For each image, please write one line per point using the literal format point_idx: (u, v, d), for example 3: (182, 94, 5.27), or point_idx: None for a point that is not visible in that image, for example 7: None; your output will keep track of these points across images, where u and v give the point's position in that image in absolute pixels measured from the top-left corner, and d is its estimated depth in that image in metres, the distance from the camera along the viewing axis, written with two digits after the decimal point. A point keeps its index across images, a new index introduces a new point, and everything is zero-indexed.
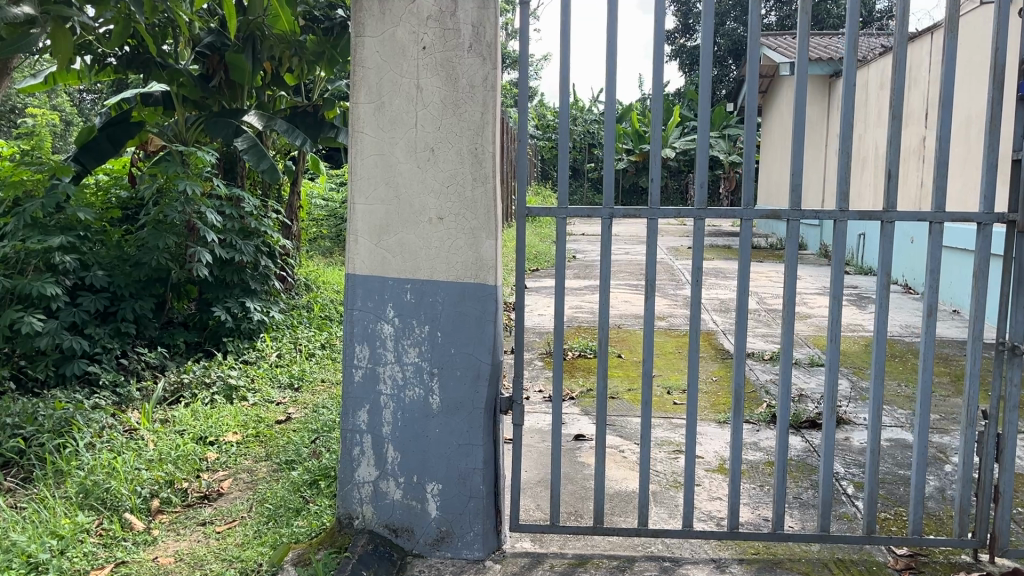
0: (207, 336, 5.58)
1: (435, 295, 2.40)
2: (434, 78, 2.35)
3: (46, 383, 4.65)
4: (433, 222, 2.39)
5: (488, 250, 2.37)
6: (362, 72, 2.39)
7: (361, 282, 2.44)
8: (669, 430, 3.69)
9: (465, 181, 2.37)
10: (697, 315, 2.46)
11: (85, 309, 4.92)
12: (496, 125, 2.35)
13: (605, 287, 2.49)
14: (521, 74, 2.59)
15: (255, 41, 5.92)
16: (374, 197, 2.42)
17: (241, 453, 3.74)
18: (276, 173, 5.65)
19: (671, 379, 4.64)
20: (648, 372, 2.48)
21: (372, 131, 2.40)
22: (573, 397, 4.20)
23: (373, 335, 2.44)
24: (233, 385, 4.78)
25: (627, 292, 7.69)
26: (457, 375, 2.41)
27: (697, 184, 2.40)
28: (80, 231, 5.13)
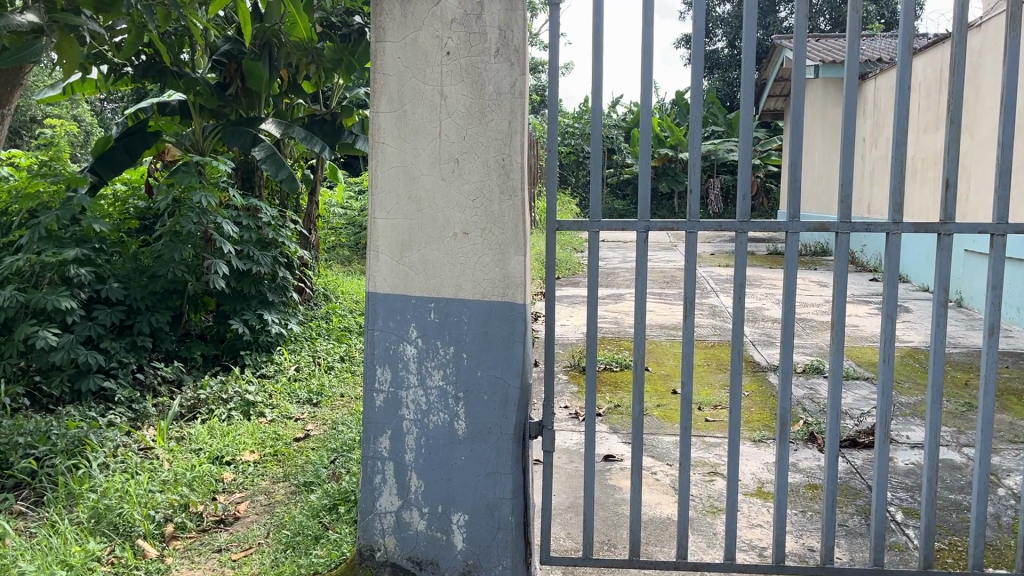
0: (225, 349, 5.48)
1: (460, 314, 2.27)
2: (458, 85, 2.22)
3: (62, 400, 4.57)
4: (459, 238, 2.26)
5: (517, 267, 2.24)
6: (383, 80, 2.26)
7: (383, 300, 2.31)
8: (703, 449, 3.54)
9: (492, 194, 2.23)
10: (739, 334, 2.31)
11: (100, 323, 4.84)
12: (525, 134, 2.21)
13: (641, 304, 2.34)
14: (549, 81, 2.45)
15: (272, 48, 5.87)
16: (396, 211, 2.29)
17: (258, 473, 3.63)
18: (295, 182, 5.54)
19: (702, 394, 4.48)
20: (687, 395, 2.34)
21: (393, 142, 2.28)
22: (601, 414, 4.06)
23: (395, 357, 2.30)
24: (250, 401, 4.66)
25: (651, 301, 7.53)
26: (483, 400, 2.27)
27: (740, 195, 2.25)
28: (95, 243, 5.05)
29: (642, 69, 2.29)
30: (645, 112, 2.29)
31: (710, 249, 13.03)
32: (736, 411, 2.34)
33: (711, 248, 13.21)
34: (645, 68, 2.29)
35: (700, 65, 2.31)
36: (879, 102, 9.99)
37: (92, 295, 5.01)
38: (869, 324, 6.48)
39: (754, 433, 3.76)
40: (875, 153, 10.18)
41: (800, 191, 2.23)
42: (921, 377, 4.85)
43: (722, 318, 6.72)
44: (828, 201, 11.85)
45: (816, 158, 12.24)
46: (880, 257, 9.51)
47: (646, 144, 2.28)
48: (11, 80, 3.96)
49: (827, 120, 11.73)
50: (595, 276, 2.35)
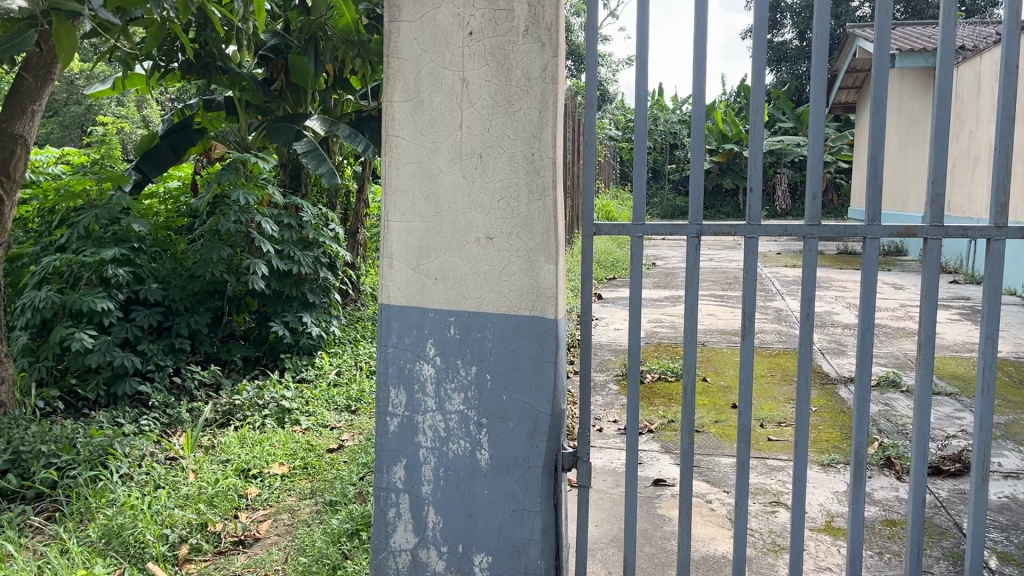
0: (266, 351, 5.34)
1: (483, 329, 2.00)
2: (481, 69, 1.95)
3: (97, 403, 4.46)
4: (482, 243, 1.99)
5: (547, 276, 1.95)
6: (398, 65, 2.01)
7: (397, 313, 2.06)
8: (764, 474, 3.20)
9: (520, 194, 1.96)
10: (808, 355, 1.99)
11: (138, 324, 4.72)
12: (557, 124, 1.93)
13: (692, 318, 2.03)
14: (591, 65, 2.14)
15: (317, 43, 5.68)
16: (413, 213, 2.03)
17: (286, 488, 3.42)
18: (337, 178, 5.33)
19: (764, 409, 4.12)
20: (746, 425, 2.02)
21: (409, 136, 2.02)
22: (653, 431, 3.74)
23: (411, 377, 2.05)
24: (286, 408, 4.48)
25: (710, 303, 7.14)
26: (510, 428, 2.00)
27: (809, 195, 1.93)
28: (135, 243, 4.94)
29: (695, 51, 1.99)
30: (698, 100, 1.99)
31: (775, 248, 12.50)
32: (803, 444, 2.02)
33: (775, 247, 12.67)
34: (699, 49, 1.99)
35: (763, 45, 1.99)
36: (962, 93, 9.34)
37: (130, 296, 4.90)
38: (950, 331, 5.99)
39: (822, 456, 3.40)
40: (957, 146, 9.51)
41: (880, 190, 1.90)
42: (1011, 393, 4.40)
43: (787, 323, 6.30)
44: (903, 198, 11.19)
45: (891, 152, 11.57)
46: (960, 258, 8.91)
47: (699, 136, 1.98)
48: (43, 74, 3.82)
49: (905, 111, 11.08)
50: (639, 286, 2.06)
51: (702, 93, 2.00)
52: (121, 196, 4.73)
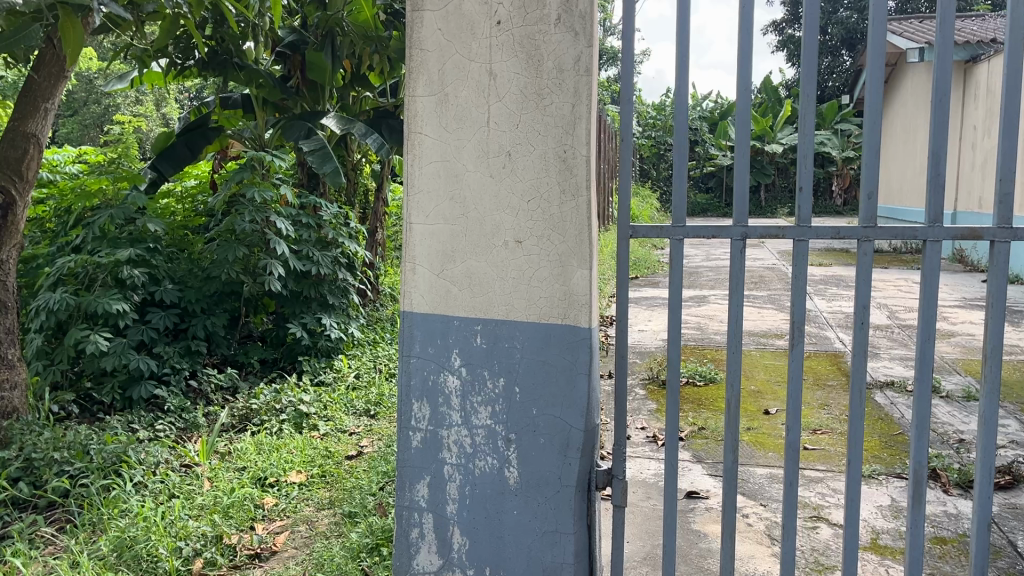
0: (283, 353, 5.24)
1: (512, 339, 1.87)
2: (509, 60, 1.82)
3: (113, 407, 4.38)
4: (511, 247, 1.86)
5: (581, 282, 1.83)
6: (421, 57, 1.89)
7: (421, 322, 1.94)
8: (802, 486, 3.06)
9: (551, 194, 1.83)
10: (862, 367, 1.85)
11: (153, 326, 4.63)
12: (591, 119, 1.80)
13: (735, 328, 1.89)
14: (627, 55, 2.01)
15: (335, 38, 5.57)
16: (437, 215, 1.91)
17: (303, 498, 3.32)
18: (340, 177, 5.17)
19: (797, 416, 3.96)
20: (796, 443, 1.88)
21: (433, 133, 1.90)
22: (683, 439, 3.60)
23: (435, 390, 1.93)
24: (304, 413, 4.37)
25: (736, 303, 6.97)
26: (540, 444, 1.87)
27: (863, 195, 1.79)
28: (150, 243, 4.85)
29: (740, 39, 1.84)
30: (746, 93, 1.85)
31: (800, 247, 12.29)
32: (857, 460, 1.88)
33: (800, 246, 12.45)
34: (744, 38, 1.84)
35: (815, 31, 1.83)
36: (993, 87, 9.10)
37: (146, 298, 4.82)
38: (986, 332, 5.80)
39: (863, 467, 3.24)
40: (988, 142, 9.25)
41: (943, 189, 1.76)
42: None
43: (816, 325, 6.13)
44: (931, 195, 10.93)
45: (918, 148, 11.32)
46: (992, 256, 8.68)
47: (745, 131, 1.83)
48: (56, 72, 3.74)
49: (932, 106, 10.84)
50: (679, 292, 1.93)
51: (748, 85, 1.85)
52: (136, 195, 4.65)
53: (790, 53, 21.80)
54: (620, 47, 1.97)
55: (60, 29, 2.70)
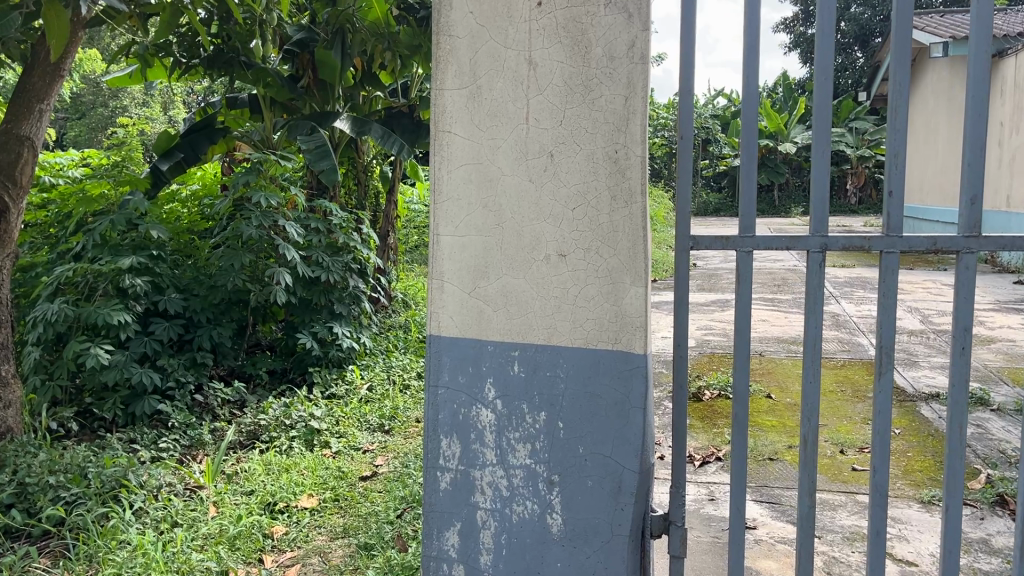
0: (293, 363, 5.01)
1: (554, 368, 1.64)
2: (551, 46, 1.60)
3: (115, 424, 4.17)
4: (553, 261, 1.63)
5: (634, 301, 1.60)
6: (450, 44, 1.65)
7: (449, 347, 1.70)
8: (857, 514, 2.80)
9: (600, 201, 1.60)
10: (960, 398, 1.66)
11: (157, 338, 4.42)
12: (646, 115, 1.58)
13: (814, 350, 1.69)
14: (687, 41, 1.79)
15: (345, 35, 5.34)
16: (468, 225, 1.67)
17: (315, 525, 3.08)
18: (336, 176, 5.02)
19: (840, 432, 3.70)
20: (884, 485, 1.67)
21: (463, 131, 1.66)
22: (720, 459, 3.35)
23: (466, 426, 1.69)
24: (315, 429, 4.14)
25: (761, 308, 6.70)
26: (588, 487, 1.64)
27: (966, 201, 1.60)
28: (154, 250, 4.62)
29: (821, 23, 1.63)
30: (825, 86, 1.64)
31: None
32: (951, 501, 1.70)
33: None
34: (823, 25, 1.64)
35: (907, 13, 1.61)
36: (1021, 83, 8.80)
37: (149, 307, 4.59)
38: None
39: (921, 491, 2.98)
40: (1016, 139, 8.94)
41: None
42: None
43: (847, 331, 5.85)
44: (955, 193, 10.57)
45: (941, 146, 11.00)
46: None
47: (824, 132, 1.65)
48: (49, 69, 3.52)
49: (956, 102, 10.49)
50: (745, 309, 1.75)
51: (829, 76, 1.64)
52: (139, 200, 4.43)
53: (804, 51, 21.49)
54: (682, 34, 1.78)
55: (44, 17, 2.51)
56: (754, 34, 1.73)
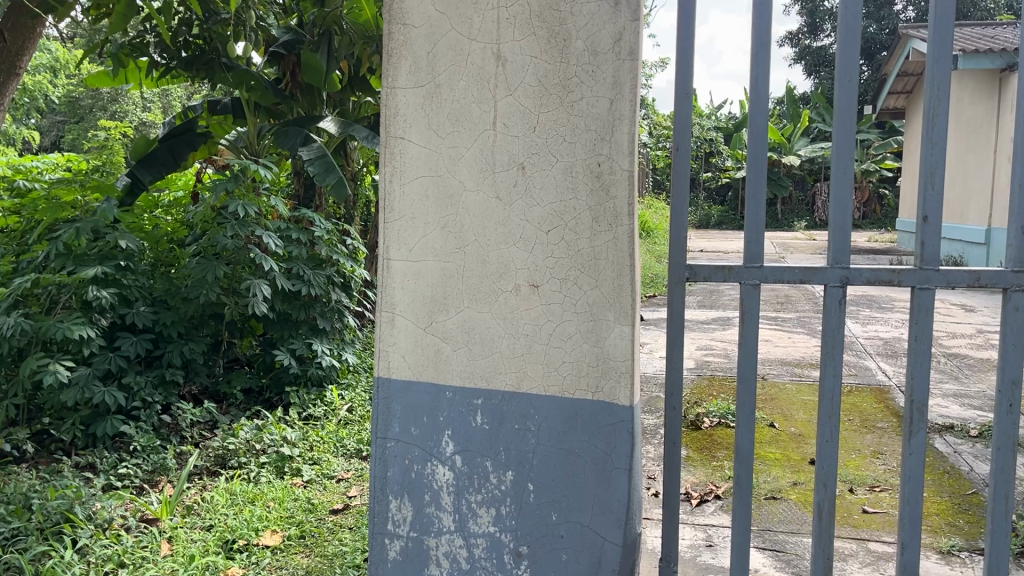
0: (270, 382, 4.76)
1: (523, 421, 1.53)
2: (523, 39, 1.49)
3: (75, 445, 3.93)
4: (523, 292, 1.52)
5: (618, 342, 1.47)
6: (405, 34, 1.56)
7: (399, 393, 1.60)
8: (870, 566, 2.53)
9: (579, 222, 1.48)
10: (1005, 464, 1.57)
11: (123, 354, 4.16)
12: (635, 119, 1.46)
13: (833, 403, 1.57)
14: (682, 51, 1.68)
15: (332, 37, 5.09)
16: (426, 249, 1.57)
17: (275, 566, 2.81)
18: (345, 188, 4.67)
19: (849, 468, 3.42)
20: (913, 563, 1.58)
21: (418, 136, 1.56)
22: (719, 497, 3.09)
23: (419, 484, 1.59)
24: (286, 455, 3.86)
25: (763, 327, 6.44)
26: (561, 561, 1.52)
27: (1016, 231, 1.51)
28: (122, 260, 4.33)
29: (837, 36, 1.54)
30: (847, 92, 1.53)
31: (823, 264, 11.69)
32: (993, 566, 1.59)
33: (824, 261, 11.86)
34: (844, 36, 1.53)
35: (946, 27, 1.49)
36: None
37: (116, 321, 4.33)
38: None
39: (939, 539, 2.72)
40: None
41: None
42: None
43: (853, 353, 5.58)
44: (962, 210, 10.31)
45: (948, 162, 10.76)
46: None
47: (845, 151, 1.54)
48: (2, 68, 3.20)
49: (964, 116, 10.23)
50: (749, 359, 1.64)
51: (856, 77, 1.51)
52: (109, 206, 4.13)
53: (807, 64, 21.28)
54: (677, 37, 1.67)
55: None
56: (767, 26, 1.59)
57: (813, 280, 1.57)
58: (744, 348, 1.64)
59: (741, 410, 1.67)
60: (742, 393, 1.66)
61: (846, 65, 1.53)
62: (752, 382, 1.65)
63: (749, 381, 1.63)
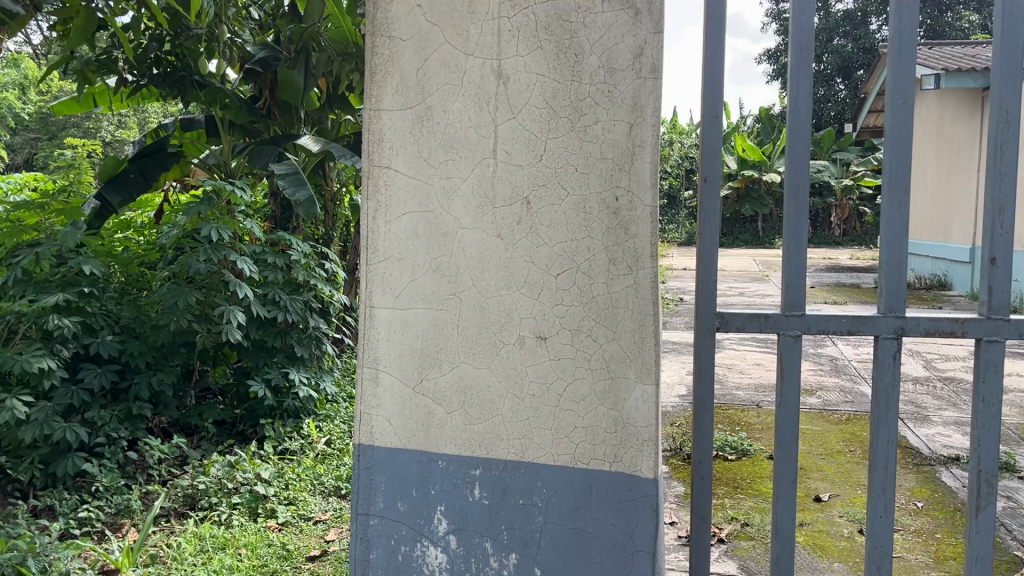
0: (245, 414, 4.55)
1: (529, 496, 1.44)
2: (528, 53, 1.39)
3: (33, 486, 3.70)
4: (531, 344, 1.42)
5: (639, 405, 1.38)
6: (393, 48, 1.46)
7: (386, 462, 1.52)
8: None
9: (594, 265, 1.39)
10: None
11: (86, 387, 3.91)
12: (657, 147, 1.37)
13: (891, 473, 1.55)
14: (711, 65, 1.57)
15: (309, 54, 4.90)
16: (419, 296, 1.47)
17: None
18: (315, 205, 4.44)
19: (855, 505, 3.22)
20: None
21: (408, 167, 1.47)
22: (722, 539, 2.90)
23: (409, 564, 1.51)
24: (259, 495, 3.62)
25: (754, 350, 6.28)
26: None
27: None
28: (86, 287, 4.09)
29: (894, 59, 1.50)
30: (901, 116, 1.50)
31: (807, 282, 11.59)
32: None
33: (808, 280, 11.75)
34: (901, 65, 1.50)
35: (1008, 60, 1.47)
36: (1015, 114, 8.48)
37: (79, 351, 4.09)
38: None
39: None
40: None
41: None
42: None
43: (847, 377, 5.43)
44: (946, 229, 10.26)
45: (931, 181, 10.72)
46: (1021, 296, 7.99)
47: (897, 181, 1.52)
48: None
49: (946, 134, 10.19)
50: (789, 424, 1.60)
51: (914, 101, 1.49)
52: (73, 231, 3.90)
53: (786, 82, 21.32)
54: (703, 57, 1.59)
55: None
56: (809, 42, 1.54)
57: (864, 330, 1.53)
58: (782, 413, 1.60)
59: (781, 483, 1.60)
60: (781, 465, 1.61)
61: (900, 91, 1.50)
62: (792, 451, 1.60)
63: (791, 448, 1.57)
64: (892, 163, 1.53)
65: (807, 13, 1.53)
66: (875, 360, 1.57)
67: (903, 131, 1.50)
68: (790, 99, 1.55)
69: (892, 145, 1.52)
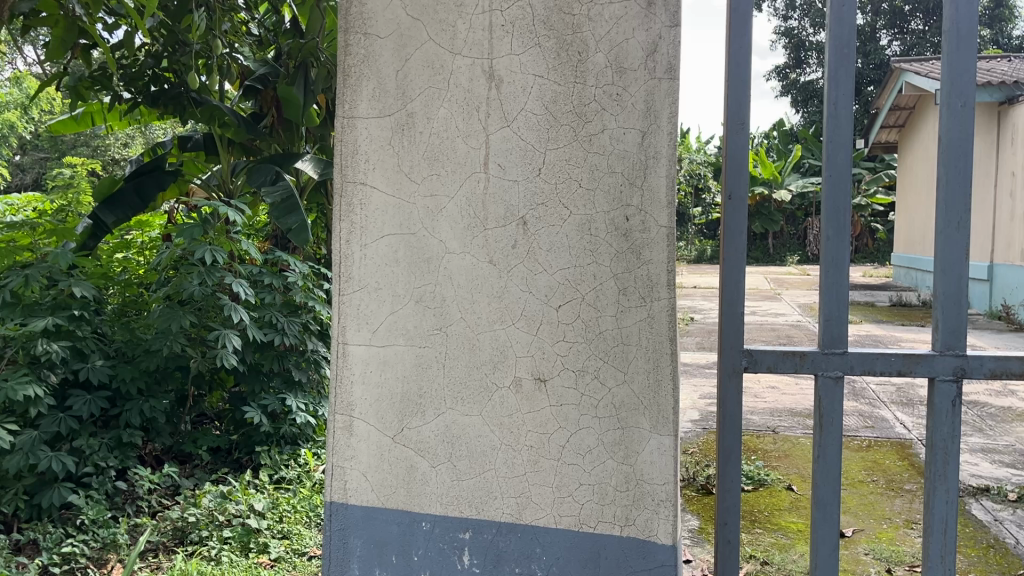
0: (240, 442, 4.39)
1: (529, 562, 1.35)
2: (525, 51, 1.30)
3: (17, 518, 3.54)
4: (532, 386, 1.32)
5: (654, 457, 1.29)
6: (372, 46, 1.36)
7: (361, 523, 1.40)
8: None
9: (602, 297, 1.30)
10: None
11: (75, 414, 3.75)
12: (673, 158, 1.27)
13: (949, 534, 1.47)
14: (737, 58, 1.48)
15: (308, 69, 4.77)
16: (399, 335, 1.37)
17: None
18: (305, 232, 4.29)
19: (881, 541, 3.02)
20: None
21: (386, 186, 1.36)
22: None
23: None
24: (252, 529, 3.44)
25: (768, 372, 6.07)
26: None
27: None
28: (77, 311, 3.94)
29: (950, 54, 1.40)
30: (960, 123, 1.40)
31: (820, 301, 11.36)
32: None
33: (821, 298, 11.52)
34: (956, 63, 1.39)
35: None
36: None
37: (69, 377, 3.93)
38: None
39: None
40: None
41: None
42: None
43: (867, 401, 5.22)
44: None
45: None
46: None
47: (955, 195, 1.41)
48: None
49: None
50: (829, 480, 1.50)
51: (973, 104, 1.38)
52: (64, 253, 3.75)
53: (795, 99, 21.16)
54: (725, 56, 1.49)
55: None
56: (850, 38, 1.43)
57: (917, 370, 1.43)
58: (823, 468, 1.50)
59: (820, 549, 1.50)
60: (821, 527, 1.51)
61: (960, 91, 1.39)
62: (832, 511, 1.51)
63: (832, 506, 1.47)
64: (949, 174, 1.42)
65: (848, 5, 1.42)
66: (931, 407, 1.47)
67: (963, 134, 1.40)
68: (829, 102, 1.45)
69: (949, 153, 1.41)
